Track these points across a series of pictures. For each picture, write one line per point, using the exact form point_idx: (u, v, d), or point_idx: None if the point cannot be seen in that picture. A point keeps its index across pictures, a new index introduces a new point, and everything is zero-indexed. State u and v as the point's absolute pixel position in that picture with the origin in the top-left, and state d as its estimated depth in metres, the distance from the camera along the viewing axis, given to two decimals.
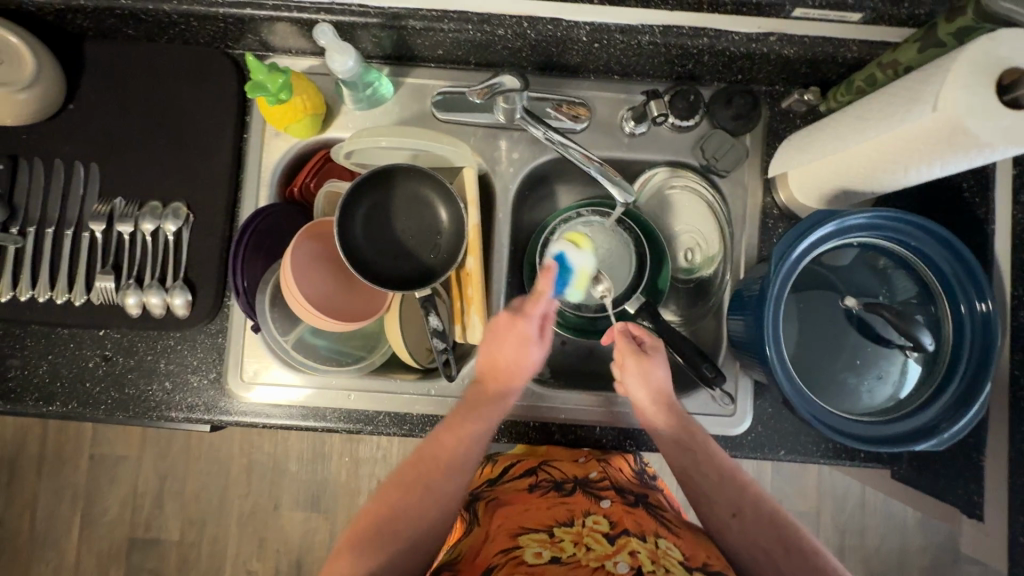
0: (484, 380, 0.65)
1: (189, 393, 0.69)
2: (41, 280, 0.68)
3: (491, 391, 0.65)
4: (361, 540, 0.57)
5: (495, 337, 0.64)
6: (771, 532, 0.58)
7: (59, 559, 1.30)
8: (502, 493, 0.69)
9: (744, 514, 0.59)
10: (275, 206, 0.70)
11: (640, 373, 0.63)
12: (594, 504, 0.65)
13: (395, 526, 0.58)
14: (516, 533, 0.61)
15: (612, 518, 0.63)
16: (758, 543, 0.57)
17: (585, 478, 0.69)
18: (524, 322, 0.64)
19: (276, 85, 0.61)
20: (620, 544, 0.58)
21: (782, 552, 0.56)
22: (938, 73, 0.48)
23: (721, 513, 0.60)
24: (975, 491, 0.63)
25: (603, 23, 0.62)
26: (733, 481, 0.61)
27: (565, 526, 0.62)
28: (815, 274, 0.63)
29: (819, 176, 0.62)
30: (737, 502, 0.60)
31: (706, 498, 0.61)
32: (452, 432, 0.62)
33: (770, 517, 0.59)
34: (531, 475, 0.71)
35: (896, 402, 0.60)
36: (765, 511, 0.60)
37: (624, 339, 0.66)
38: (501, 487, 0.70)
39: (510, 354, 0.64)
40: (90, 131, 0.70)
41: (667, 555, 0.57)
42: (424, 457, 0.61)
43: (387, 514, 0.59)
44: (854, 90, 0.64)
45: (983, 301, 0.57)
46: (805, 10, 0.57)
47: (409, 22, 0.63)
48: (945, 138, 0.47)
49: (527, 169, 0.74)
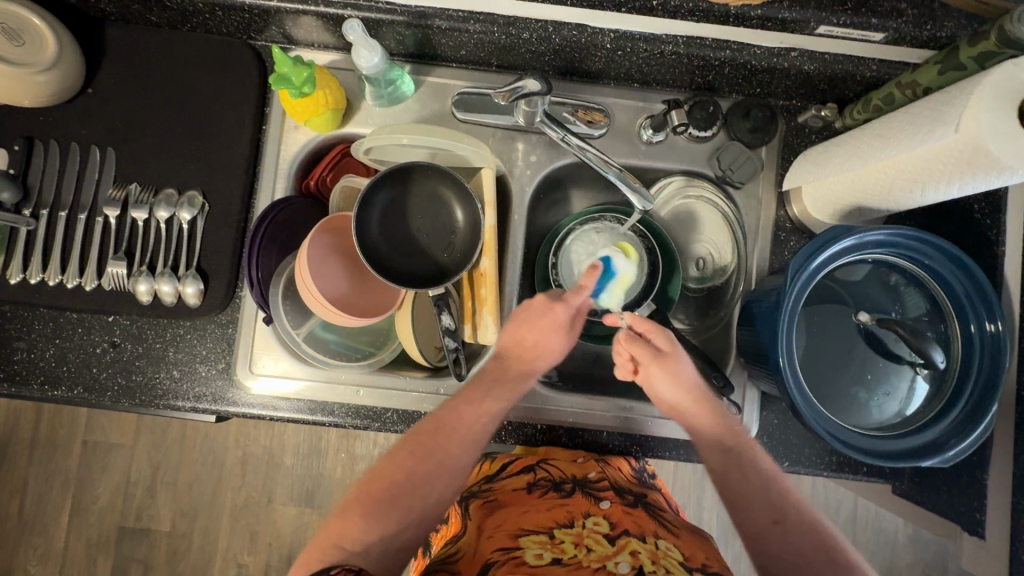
0: (507, 361, 0.65)
1: (197, 382, 0.69)
2: (52, 263, 0.68)
3: (508, 370, 0.65)
4: (374, 506, 0.56)
5: (522, 318, 0.65)
6: (812, 554, 0.54)
7: (46, 545, 1.29)
8: (499, 492, 0.68)
9: (787, 529, 0.56)
10: (291, 199, 0.70)
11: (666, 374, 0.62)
12: (593, 505, 0.65)
13: (414, 495, 0.57)
14: (517, 534, 0.60)
15: (611, 520, 0.62)
16: (794, 564, 0.54)
17: (583, 479, 0.68)
18: (559, 307, 0.64)
19: (300, 78, 0.61)
20: (621, 545, 0.59)
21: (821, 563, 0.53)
22: (963, 94, 0.49)
23: (760, 525, 0.56)
24: (977, 508, 0.64)
25: (628, 31, 0.62)
26: (783, 495, 0.58)
27: (564, 527, 0.61)
28: (826, 288, 0.64)
29: (835, 190, 0.63)
30: (779, 515, 0.57)
31: (741, 506, 0.58)
32: (475, 408, 0.62)
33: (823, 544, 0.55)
34: (530, 472, 0.70)
35: (903, 418, 0.61)
36: (813, 536, 0.55)
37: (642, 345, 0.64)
38: (499, 485, 0.69)
39: (537, 335, 0.65)
40: (105, 115, 0.70)
41: (667, 555, 0.57)
42: (446, 426, 0.60)
43: (405, 482, 0.58)
44: (872, 109, 0.65)
45: (993, 320, 0.58)
46: (829, 27, 0.58)
47: (435, 22, 0.63)
48: (967, 157, 0.48)
49: (544, 172, 0.74)
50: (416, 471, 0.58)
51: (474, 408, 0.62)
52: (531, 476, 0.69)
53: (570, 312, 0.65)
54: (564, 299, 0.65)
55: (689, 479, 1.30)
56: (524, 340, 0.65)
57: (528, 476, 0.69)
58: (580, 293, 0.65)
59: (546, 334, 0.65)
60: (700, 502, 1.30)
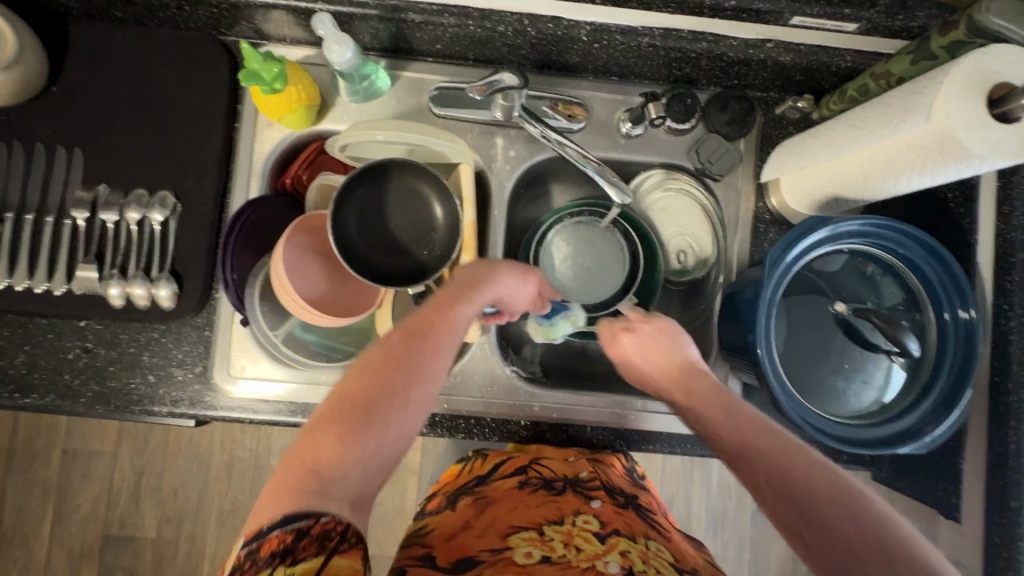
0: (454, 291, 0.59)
1: (174, 387, 0.68)
2: (20, 268, 0.66)
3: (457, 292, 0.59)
4: (349, 424, 0.49)
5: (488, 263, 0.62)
6: (827, 505, 0.45)
7: (28, 556, 1.26)
8: (490, 490, 0.66)
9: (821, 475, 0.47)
10: (267, 198, 0.69)
11: (636, 340, 0.63)
12: (584, 503, 0.64)
13: (383, 411, 0.51)
14: (507, 533, 0.58)
15: (602, 518, 0.61)
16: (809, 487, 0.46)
17: (575, 478, 0.67)
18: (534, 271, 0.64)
19: (271, 74, 0.60)
20: (611, 544, 0.57)
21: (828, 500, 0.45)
22: (933, 84, 0.49)
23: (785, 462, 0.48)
24: (953, 493, 0.65)
25: (603, 24, 0.62)
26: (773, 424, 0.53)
27: (555, 524, 0.60)
28: (804, 279, 0.64)
29: (810, 182, 0.63)
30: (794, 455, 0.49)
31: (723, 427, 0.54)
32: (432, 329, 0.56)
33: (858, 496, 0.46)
34: (521, 472, 0.68)
35: (881, 406, 0.61)
36: (842, 491, 0.46)
37: (607, 329, 0.66)
38: (489, 485, 0.67)
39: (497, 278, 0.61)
40: (71, 114, 0.68)
41: (657, 556, 0.57)
42: (406, 341, 0.54)
43: (369, 391, 0.51)
44: (847, 99, 0.65)
45: (966, 308, 0.59)
46: (803, 17, 0.58)
47: (409, 15, 0.62)
48: (937, 147, 0.49)
49: (524, 167, 0.73)
50: (382, 384, 0.52)
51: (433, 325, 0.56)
52: (522, 475, 0.68)
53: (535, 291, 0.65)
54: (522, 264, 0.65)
55: (677, 471, 1.31)
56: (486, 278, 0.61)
57: (520, 475, 0.68)
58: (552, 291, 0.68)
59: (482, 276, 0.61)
60: (688, 494, 1.31)
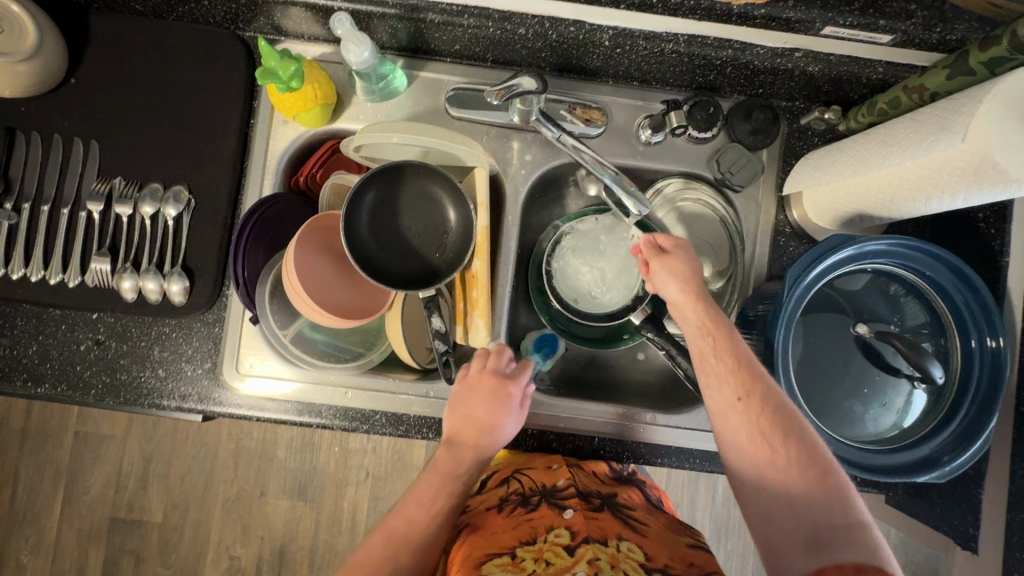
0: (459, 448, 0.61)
1: (183, 382, 0.68)
2: (34, 259, 0.66)
3: (465, 451, 0.61)
4: None
5: (469, 396, 0.62)
6: (791, 499, 0.52)
7: (39, 535, 1.29)
8: (473, 514, 0.67)
9: (782, 452, 0.52)
10: (280, 196, 0.68)
11: (665, 266, 0.59)
12: (557, 515, 0.63)
13: None
14: (479, 561, 0.57)
15: (573, 529, 0.60)
16: (750, 455, 0.53)
17: (551, 488, 0.67)
18: (512, 384, 0.62)
19: (287, 72, 0.59)
20: (580, 555, 0.56)
21: (801, 496, 0.51)
22: (972, 103, 0.47)
23: (749, 445, 0.53)
24: (971, 524, 0.64)
25: (627, 29, 0.60)
26: (757, 378, 0.54)
27: (527, 544, 0.59)
28: (826, 297, 0.62)
29: (835, 197, 0.61)
30: (762, 438, 0.53)
31: (710, 379, 0.56)
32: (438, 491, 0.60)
33: (816, 467, 0.52)
34: (505, 486, 0.70)
35: (900, 431, 0.60)
36: (832, 512, 0.50)
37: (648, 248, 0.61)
38: (473, 508, 0.69)
39: (490, 420, 0.61)
40: (88, 106, 0.68)
41: (628, 558, 0.57)
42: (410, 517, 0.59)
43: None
44: (876, 112, 0.63)
45: (994, 336, 0.57)
46: (835, 28, 0.55)
47: (428, 15, 0.61)
48: (973, 169, 0.46)
49: (540, 171, 0.72)
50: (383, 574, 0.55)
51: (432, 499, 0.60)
52: (505, 491, 0.69)
53: (521, 392, 0.62)
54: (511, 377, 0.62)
55: (683, 478, 1.30)
56: (478, 421, 0.61)
57: (503, 491, 0.70)
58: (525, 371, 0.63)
59: (490, 411, 0.61)
60: (693, 502, 1.30)
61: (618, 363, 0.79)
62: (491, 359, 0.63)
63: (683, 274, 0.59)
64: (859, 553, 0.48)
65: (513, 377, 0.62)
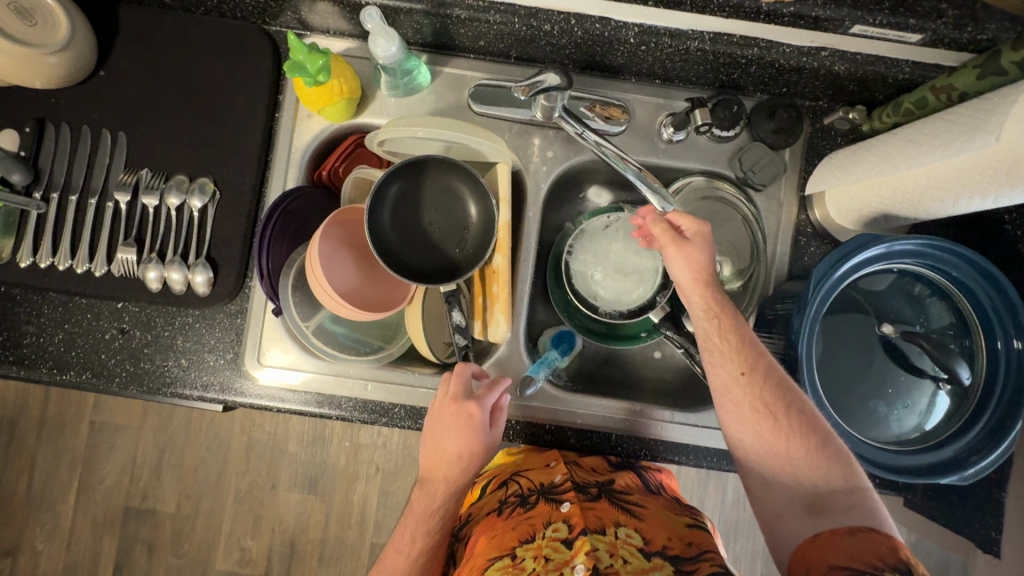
0: (433, 483, 0.61)
1: (206, 371, 0.69)
2: (62, 248, 0.67)
3: (435, 482, 0.61)
4: None
5: (437, 428, 0.60)
6: (792, 468, 0.54)
7: (53, 522, 1.30)
8: (478, 518, 0.68)
9: (784, 423, 0.54)
10: (303, 189, 0.69)
11: (676, 245, 0.59)
12: (554, 510, 0.61)
13: None
14: (481, 568, 0.58)
15: (570, 522, 0.59)
16: (754, 429, 0.55)
17: (549, 485, 0.65)
18: (473, 407, 0.59)
19: (315, 66, 0.60)
20: (577, 547, 0.56)
21: (803, 463, 0.53)
22: (1007, 103, 0.47)
23: (751, 417, 0.55)
24: (992, 528, 0.63)
25: (653, 26, 0.60)
26: (758, 353, 0.56)
27: (526, 542, 0.59)
28: (848, 297, 0.62)
29: (860, 198, 0.61)
30: (765, 410, 0.54)
31: (714, 356, 0.57)
32: (418, 523, 0.62)
33: (817, 437, 0.53)
34: (504, 489, 0.69)
35: (922, 433, 0.59)
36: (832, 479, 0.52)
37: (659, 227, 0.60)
38: (479, 512, 0.69)
39: (456, 447, 0.60)
40: (116, 99, 0.69)
41: (626, 544, 0.57)
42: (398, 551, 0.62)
43: None
44: (903, 112, 0.63)
45: (1021, 338, 0.56)
46: (864, 26, 0.55)
47: (454, 11, 0.61)
48: (1005, 169, 0.46)
49: (561, 168, 0.72)
50: None
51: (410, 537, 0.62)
52: (504, 494, 0.68)
53: (487, 411, 0.60)
54: (475, 398, 0.60)
55: (693, 479, 1.30)
56: (445, 452, 0.60)
57: (503, 493, 0.68)
58: (494, 391, 0.60)
59: (458, 439, 0.59)
60: (703, 503, 1.29)
61: (635, 360, 0.79)
62: (450, 386, 0.61)
63: (698, 258, 0.58)
64: (859, 517, 0.51)
65: (477, 398, 0.60)
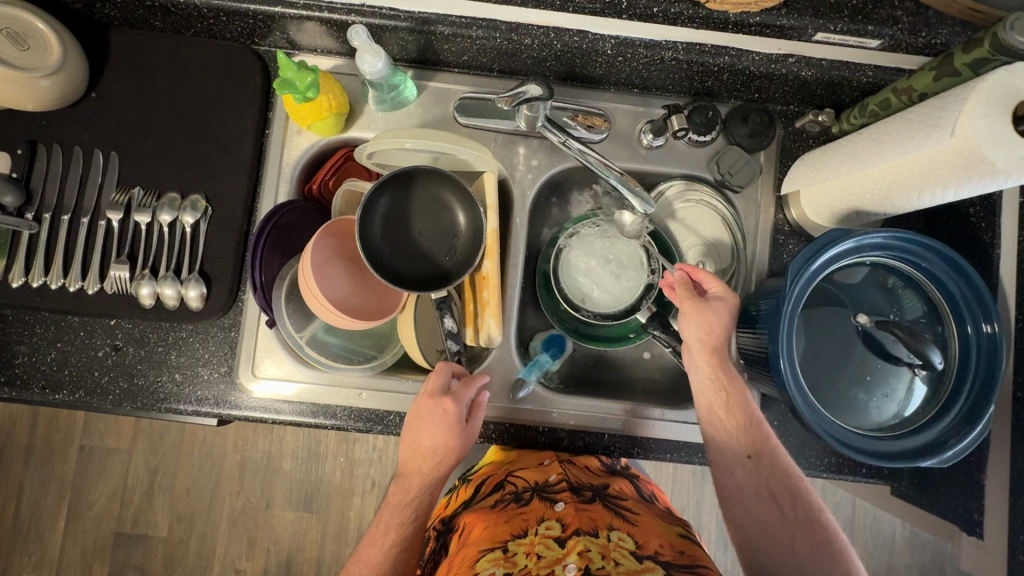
0: (409, 476, 0.63)
1: (200, 386, 0.69)
2: (54, 267, 0.68)
3: (411, 473, 0.63)
4: None
5: (415, 423, 0.61)
6: (793, 553, 0.58)
7: (42, 551, 1.28)
8: (468, 513, 0.69)
9: (787, 509, 0.59)
10: (294, 203, 0.70)
11: (698, 316, 0.60)
12: (548, 509, 0.64)
13: None
14: (473, 558, 0.58)
15: (564, 522, 0.62)
16: (759, 508, 0.59)
17: (543, 485, 0.68)
18: (450, 402, 0.61)
19: (304, 83, 0.62)
20: (570, 547, 0.58)
21: (804, 550, 0.58)
22: (959, 101, 0.50)
23: (756, 499, 0.59)
24: (975, 510, 0.66)
25: (628, 38, 0.63)
26: (764, 438, 0.60)
27: (518, 537, 0.60)
28: (824, 291, 0.65)
29: (833, 197, 0.64)
30: (770, 494, 0.59)
31: (722, 436, 0.60)
32: (398, 517, 0.63)
33: (816, 525, 0.59)
34: (497, 488, 0.71)
35: (902, 419, 0.62)
36: (831, 566, 0.57)
37: (684, 288, 0.62)
38: (469, 508, 0.70)
39: (433, 441, 0.61)
40: (108, 119, 0.70)
41: (618, 547, 0.58)
42: (376, 538, 0.63)
43: None
44: (868, 114, 0.66)
45: (989, 322, 0.59)
46: (826, 33, 0.58)
47: (438, 28, 0.63)
48: (963, 162, 0.49)
49: (546, 176, 0.75)
50: None
51: (387, 527, 0.63)
52: (499, 493, 0.69)
53: (464, 406, 0.62)
54: (452, 393, 0.61)
55: (688, 482, 1.31)
56: (422, 447, 0.61)
57: (496, 492, 0.70)
58: (470, 386, 0.62)
59: (435, 431, 0.61)
60: (699, 505, 1.30)
61: (625, 361, 0.81)
62: (429, 380, 0.62)
63: (710, 326, 0.60)
64: None
65: (454, 395, 0.61)
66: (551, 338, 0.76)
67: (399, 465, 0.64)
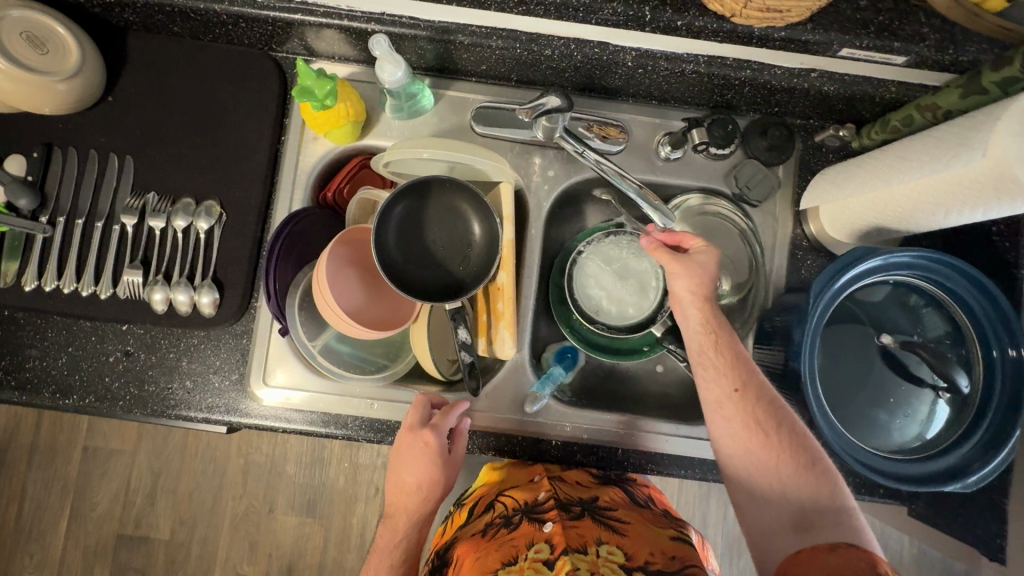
0: (397, 517, 0.62)
1: (210, 393, 0.68)
2: (67, 272, 0.68)
3: (398, 512, 0.62)
4: None
5: (399, 459, 0.61)
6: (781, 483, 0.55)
7: (44, 552, 1.27)
8: (461, 539, 0.66)
9: (775, 440, 0.56)
10: (310, 210, 0.70)
11: (688, 271, 0.59)
12: (537, 530, 0.61)
13: None
14: None
15: (552, 542, 0.58)
16: (745, 442, 0.56)
17: (532, 504, 0.64)
18: (430, 434, 0.61)
19: (323, 91, 0.61)
20: (558, 568, 0.54)
21: (792, 480, 0.55)
22: (991, 121, 0.49)
23: (742, 434, 0.56)
24: (996, 533, 0.65)
25: (649, 50, 0.63)
26: (752, 373, 0.57)
27: (507, 565, 0.57)
28: (846, 309, 0.64)
29: (854, 214, 0.63)
30: (756, 425, 0.56)
31: (708, 373, 0.58)
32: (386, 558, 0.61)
33: (805, 455, 0.56)
34: (488, 511, 0.68)
35: (924, 441, 0.60)
36: (819, 496, 0.54)
37: (659, 249, 0.61)
38: (461, 535, 0.67)
39: (416, 476, 0.61)
40: (124, 123, 0.70)
41: (606, 562, 0.56)
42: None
43: None
44: (891, 129, 0.66)
45: (1016, 346, 0.58)
46: (851, 49, 0.58)
47: (458, 37, 0.63)
48: (993, 182, 0.48)
49: (562, 186, 0.74)
50: None
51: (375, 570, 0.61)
52: (489, 517, 0.67)
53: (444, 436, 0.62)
54: (431, 424, 0.62)
55: (694, 493, 1.30)
56: (407, 483, 0.61)
57: (487, 516, 0.67)
58: (449, 416, 0.63)
59: (418, 464, 0.60)
60: (705, 518, 1.29)
61: (638, 374, 0.80)
62: (408, 416, 0.62)
63: (699, 278, 0.59)
64: (847, 534, 0.52)
65: (434, 426, 0.62)
66: (562, 349, 0.76)
67: (387, 504, 0.63)
